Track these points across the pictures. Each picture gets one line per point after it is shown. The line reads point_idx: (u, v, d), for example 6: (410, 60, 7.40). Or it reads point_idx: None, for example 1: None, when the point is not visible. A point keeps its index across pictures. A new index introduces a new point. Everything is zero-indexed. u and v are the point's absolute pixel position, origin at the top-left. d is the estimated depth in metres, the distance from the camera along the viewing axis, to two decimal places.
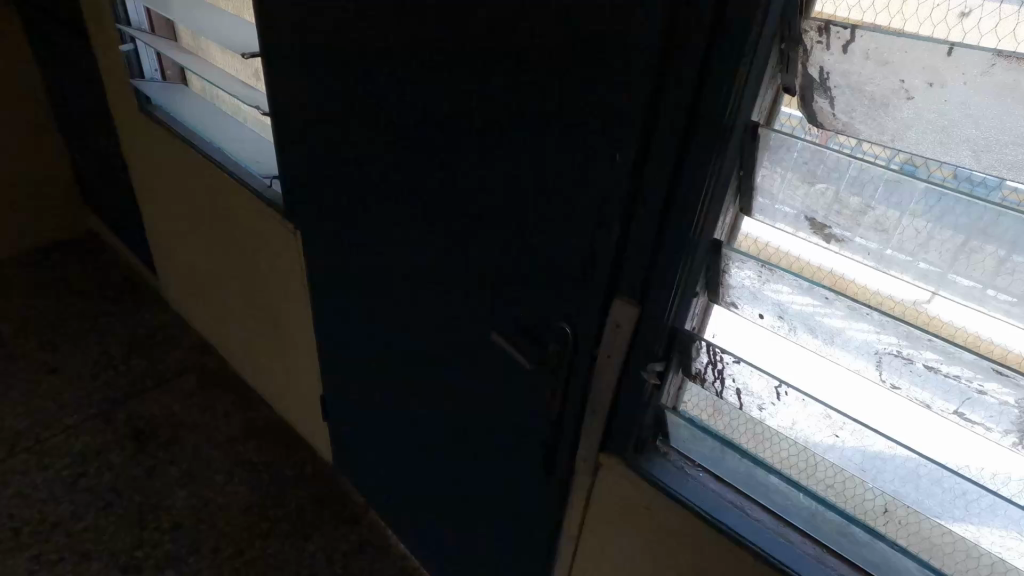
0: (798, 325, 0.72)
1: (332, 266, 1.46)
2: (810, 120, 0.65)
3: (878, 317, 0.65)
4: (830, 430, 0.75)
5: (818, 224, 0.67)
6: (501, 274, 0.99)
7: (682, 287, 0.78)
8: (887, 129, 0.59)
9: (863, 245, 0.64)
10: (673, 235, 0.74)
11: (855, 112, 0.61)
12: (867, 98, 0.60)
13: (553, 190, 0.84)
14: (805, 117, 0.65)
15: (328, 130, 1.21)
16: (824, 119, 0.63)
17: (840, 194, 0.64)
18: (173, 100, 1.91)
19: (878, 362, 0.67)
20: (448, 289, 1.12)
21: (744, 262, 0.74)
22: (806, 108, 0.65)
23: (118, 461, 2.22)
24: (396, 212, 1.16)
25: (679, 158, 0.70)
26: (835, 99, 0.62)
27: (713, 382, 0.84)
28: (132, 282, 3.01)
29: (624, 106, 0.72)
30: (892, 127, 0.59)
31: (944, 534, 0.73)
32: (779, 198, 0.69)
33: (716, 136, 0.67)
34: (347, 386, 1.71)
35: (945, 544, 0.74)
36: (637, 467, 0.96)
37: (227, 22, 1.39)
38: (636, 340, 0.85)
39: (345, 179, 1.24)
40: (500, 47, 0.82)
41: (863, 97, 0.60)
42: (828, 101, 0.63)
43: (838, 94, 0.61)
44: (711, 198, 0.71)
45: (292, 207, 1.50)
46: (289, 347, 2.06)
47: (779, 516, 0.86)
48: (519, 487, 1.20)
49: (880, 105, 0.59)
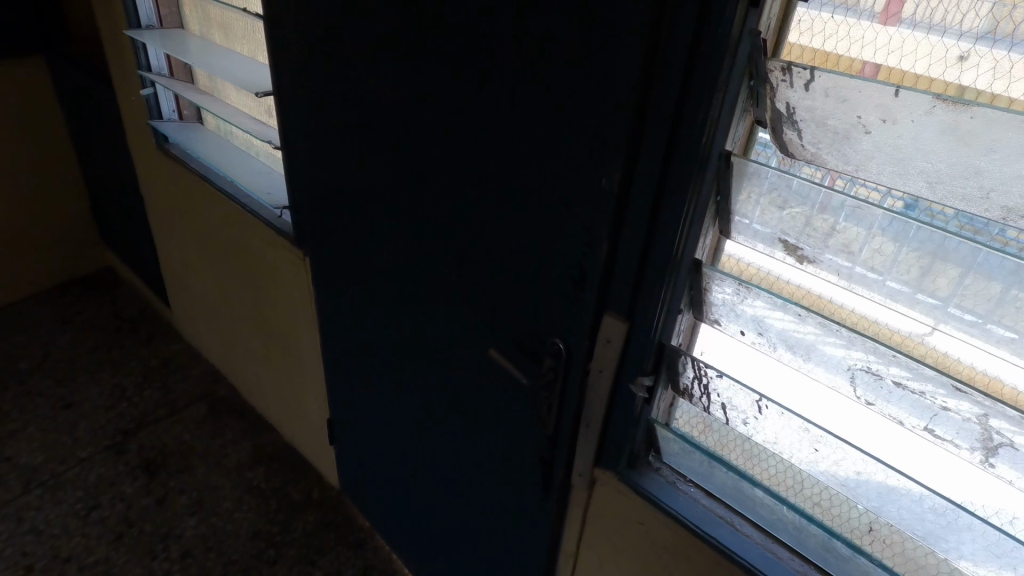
0: (777, 342, 0.76)
1: (338, 293, 1.51)
2: (781, 150, 0.70)
3: (847, 334, 0.69)
4: (811, 444, 0.78)
5: (791, 246, 0.71)
6: (498, 299, 1.03)
7: (667, 304, 0.82)
8: (849, 159, 0.64)
9: (834, 266, 0.69)
10: (656, 254, 0.79)
11: (821, 143, 0.65)
12: (830, 132, 0.64)
13: (545, 217, 0.89)
14: (777, 146, 0.70)
15: (334, 164, 1.28)
16: (793, 149, 0.68)
17: (808, 218, 0.69)
18: (189, 138, 2.01)
19: (852, 377, 0.71)
20: (449, 315, 1.16)
21: (724, 281, 0.78)
22: (777, 139, 0.70)
23: (130, 491, 2.25)
24: (399, 241, 1.21)
25: (659, 183, 0.75)
26: (803, 131, 0.67)
27: (699, 397, 0.87)
28: (146, 313, 3.10)
29: (607, 139, 0.77)
30: (854, 157, 0.64)
31: (924, 551, 0.75)
32: (756, 221, 0.74)
33: (692, 164, 0.71)
34: (353, 411, 1.75)
35: (926, 562, 0.76)
36: (630, 482, 0.99)
37: (242, 65, 1.48)
38: (625, 356, 0.89)
39: (351, 210, 1.30)
40: (494, 87, 0.88)
41: (826, 130, 0.64)
42: (796, 133, 0.67)
43: (803, 127, 0.66)
44: (691, 220, 0.75)
45: (301, 237, 1.57)
46: (297, 373, 2.10)
47: (767, 531, 0.90)
48: (520, 509, 1.22)
49: (842, 138, 0.64)
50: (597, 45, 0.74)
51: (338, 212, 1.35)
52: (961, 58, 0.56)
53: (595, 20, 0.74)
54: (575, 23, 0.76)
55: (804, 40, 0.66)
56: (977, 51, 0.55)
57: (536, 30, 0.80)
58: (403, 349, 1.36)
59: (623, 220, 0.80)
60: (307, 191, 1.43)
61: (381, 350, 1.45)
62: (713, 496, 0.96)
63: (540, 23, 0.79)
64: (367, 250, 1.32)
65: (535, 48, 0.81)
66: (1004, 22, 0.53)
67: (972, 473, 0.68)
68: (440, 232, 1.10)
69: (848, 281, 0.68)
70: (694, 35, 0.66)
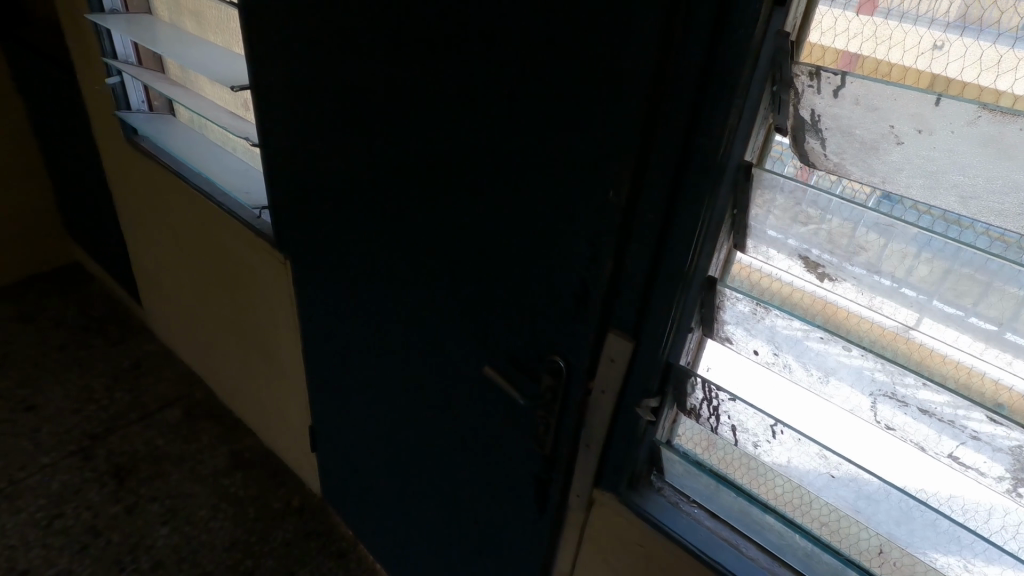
0: (793, 362, 0.72)
1: (321, 297, 1.44)
2: (801, 159, 0.65)
3: (873, 357, 0.65)
4: (825, 469, 0.75)
5: (812, 262, 0.67)
6: (494, 310, 0.97)
7: (677, 322, 0.77)
8: (876, 171, 0.60)
9: (857, 285, 0.64)
10: (666, 270, 0.74)
11: (846, 153, 0.61)
12: (857, 141, 0.60)
13: (545, 226, 0.84)
14: (796, 156, 0.66)
15: (317, 162, 1.21)
16: (815, 159, 0.64)
17: (833, 233, 0.65)
18: (160, 131, 1.90)
19: (874, 402, 0.67)
20: (441, 325, 1.10)
21: (738, 297, 0.74)
22: (797, 148, 0.65)
23: (98, 499, 2.14)
24: (387, 244, 1.14)
25: (670, 195, 0.70)
26: (826, 140, 0.62)
27: (707, 417, 0.83)
28: (117, 312, 2.96)
29: (614, 146, 0.72)
30: (882, 169, 0.59)
31: None
32: (773, 236, 0.69)
33: (707, 175, 0.67)
34: (336, 419, 1.68)
35: None
36: (631, 504, 0.95)
37: (216, 56, 1.40)
38: (630, 375, 0.84)
39: (334, 211, 1.23)
40: (489, 86, 0.82)
41: (853, 140, 0.60)
42: (819, 142, 0.63)
43: (829, 136, 0.62)
44: (705, 234, 0.70)
45: (280, 239, 1.49)
46: (277, 376, 2.02)
47: (775, 555, 0.86)
48: (512, 526, 1.17)
49: (870, 148, 0.59)
50: (605, 45, 0.69)
51: (322, 212, 1.28)
52: (941, 47, 0.54)
53: (602, 17, 0.68)
54: (578, 18, 0.70)
55: (825, 40, 0.61)
56: (1004, 52, 0.52)
57: (535, 26, 0.75)
58: (390, 356, 1.29)
59: (632, 233, 0.75)
60: (287, 189, 1.34)
61: (366, 356, 1.37)
62: (718, 517, 0.92)
63: (541, 18, 0.74)
64: (352, 252, 1.25)
65: (533, 45, 0.76)
66: (988, 11, 0.51)
67: (996, 503, 0.64)
68: (431, 237, 1.03)
69: (872, 299, 0.64)
70: (713, 36, 0.61)
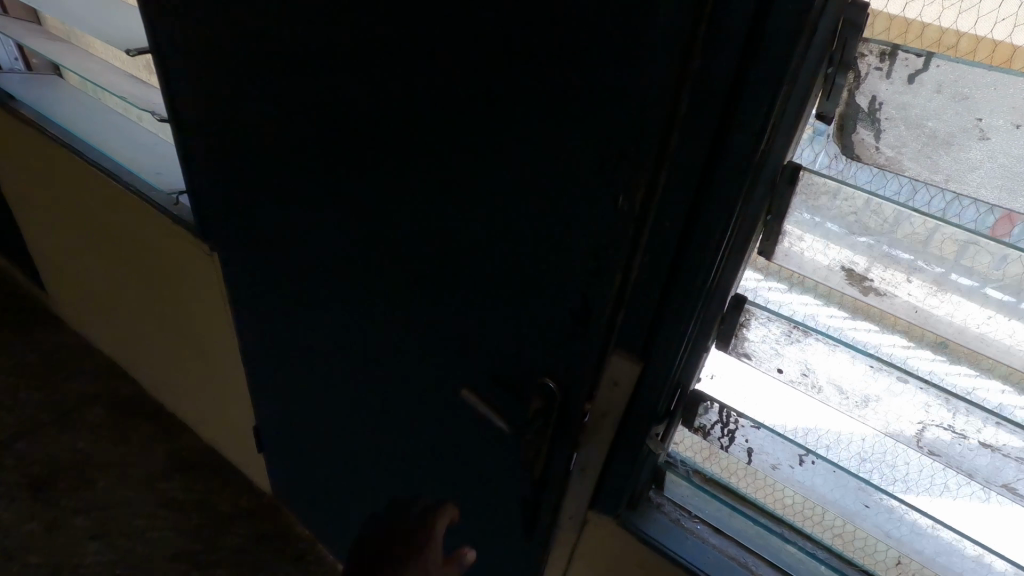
0: (826, 384, 0.64)
1: (261, 295, 1.25)
2: (843, 151, 0.57)
3: (939, 395, 0.58)
4: (860, 500, 0.70)
5: (857, 275, 0.59)
6: (472, 322, 0.84)
7: (693, 341, 0.67)
8: (941, 168, 0.52)
9: (911, 302, 0.57)
10: (684, 285, 0.64)
11: (907, 147, 0.52)
12: (926, 135, 0.51)
13: (535, 232, 0.70)
14: (838, 148, 0.57)
15: (245, 141, 1.00)
16: (862, 152, 0.55)
17: (888, 246, 0.56)
18: (44, 98, 1.58)
19: (920, 429, 0.61)
20: (407, 333, 0.95)
21: (769, 319, 0.64)
22: (842, 139, 0.56)
23: (11, 517, 1.89)
24: (337, 238, 0.97)
25: (696, 197, 0.59)
26: (884, 132, 0.53)
27: (719, 439, 0.76)
28: (20, 301, 2.60)
29: (624, 150, 0.57)
30: (947, 166, 0.51)
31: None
32: (812, 244, 0.60)
33: (742, 176, 0.56)
34: (287, 424, 1.51)
35: None
36: (632, 527, 0.87)
37: (103, 6, 1.12)
38: (635, 400, 0.74)
39: (273, 200, 1.04)
40: (459, 55, 0.65)
41: (922, 133, 0.51)
42: (873, 133, 0.54)
43: (888, 127, 0.53)
44: (735, 239, 0.61)
45: (206, 228, 1.27)
46: (214, 374, 1.80)
47: (786, 571, 0.82)
48: (492, 544, 1.07)
49: (943, 143, 0.51)
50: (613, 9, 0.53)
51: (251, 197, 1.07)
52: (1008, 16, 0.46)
53: None
54: None
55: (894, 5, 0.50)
56: None
57: None
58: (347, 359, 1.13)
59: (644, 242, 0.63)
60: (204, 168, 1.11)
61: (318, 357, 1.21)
62: (723, 533, 0.86)
63: None
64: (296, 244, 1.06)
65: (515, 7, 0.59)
66: None
67: None
68: (392, 236, 0.87)
69: (925, 318, 0.56)
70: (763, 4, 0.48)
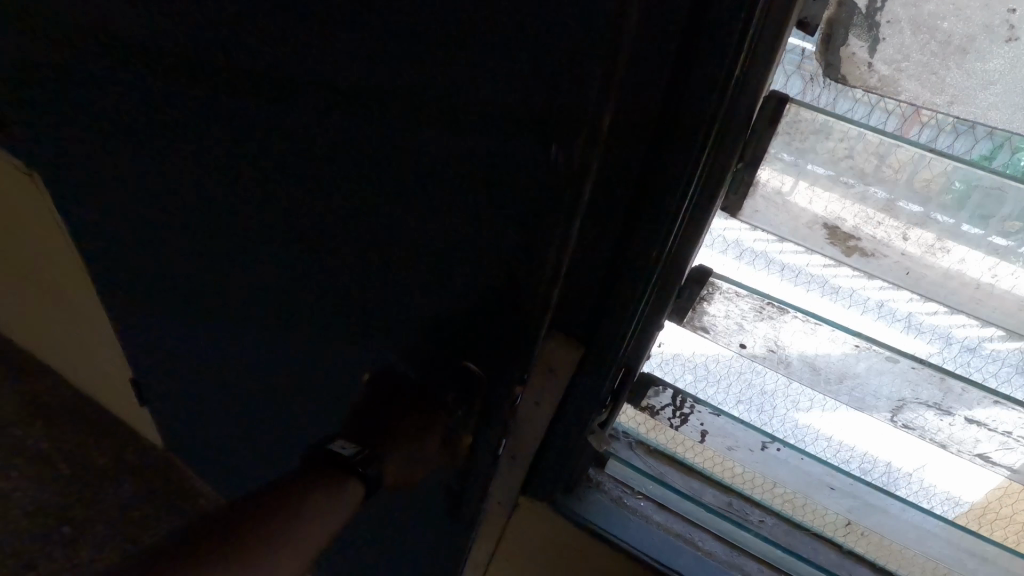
0: (795, 362, 0.54)
1: (133, 252, 1.02)
2: (825, 70, 0.43)
3: (924, 371, 0.49)
4: (825, 483, 0.61)
5: (841, 233, 0.47)
6: (379, 283, 0.67)
7: (645, 319, 0.54)
8: (946, 88, 0.40)
9: (903, 262, 0.46)
10: (635, 253, 0.49)
11: (911, 58, 0.40)
12: (939, 40, 0.39)
13: (449, 171, 0.53)
14: (821, 68, 0.43)
15: (90, 59, 0.79)
16: (851, 70, 0.42)
17: (889, 200, 0.45)
18: None
19: (899, 406, 0.52)
20: (301, 283, 0.77)
21: (741, 292, 0.52)
22: (827, 55, 0.42)
23: None
24: (208, 167, 0.76)
25: (653, 137, 0.44)
26: (883, 41, 0.40)
27: (670, 420, 0.65)
28: None
29: (560, 55, 0.42)
30: (958, 83, 0.40)
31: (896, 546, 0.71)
32: (795, 194, 0.47)
33: (714, 101, 0.41)
34: (169, 401, 1.28)
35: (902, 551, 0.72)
36: (571, 516, 0.76)
37: None
38: (574, 388, 0.61)
39: (137, 137, 0.84)
40: None
41: (933, 39, 0.39)
42: (868, 43, 0.41)
43: (888, 34, 0.40)
44: (703, 191, 0.46)
45: (55, 167, 1.03)
46: (68, 342, 1.47)
47: (731, 541, 0.78)
48: (409, 540, 0.93)
49: (957, 51, 0.39)
50: None
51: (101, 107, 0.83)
52: None
53: None
54: None
55: None
56: None
57: None
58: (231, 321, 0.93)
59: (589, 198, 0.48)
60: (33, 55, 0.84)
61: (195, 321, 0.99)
62: (666, 508, 0.80)
63: None
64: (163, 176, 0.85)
65: None
66: None
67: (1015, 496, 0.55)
68: (271, 169, 0.68)
69: (919, 282, 0.46)
70: None
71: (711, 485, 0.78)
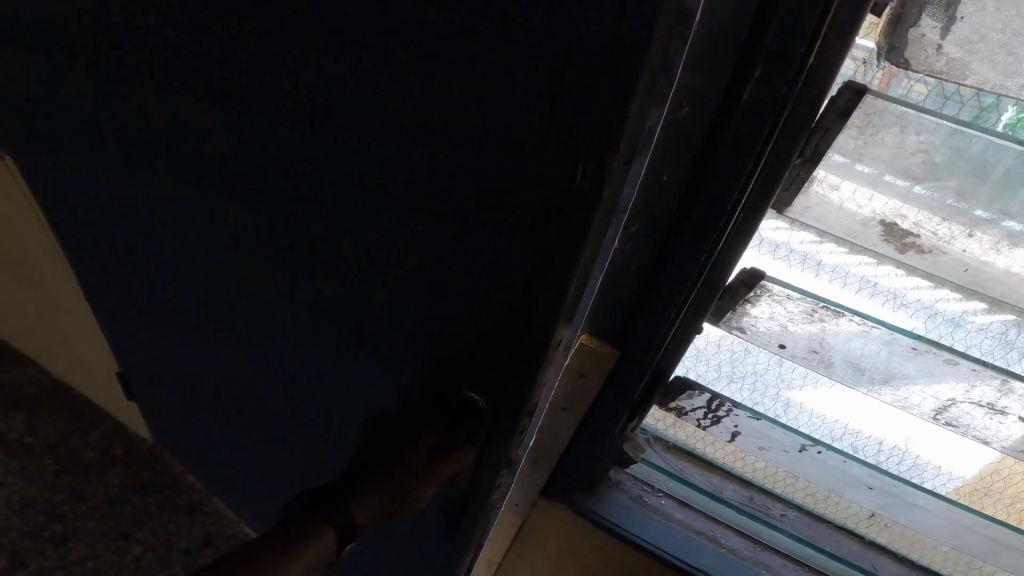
0: (839, 364, 0.51)
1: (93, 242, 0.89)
2: (889, 55, 0.38)
3: (979, 372, 0.47)
4: (861, 482, 0.60)
5: (899, 232, 0.44)
6: (353, 304, 0.55)
7: (683, 323, 0.51)
8: None
9: (965, 261, 0.44)
10: (681, 256, 0.46)
11: (991, 40, 0.36)
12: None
13: (438, 177, 0.40)
14: (884, 52, 0.38)
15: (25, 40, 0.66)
16: (921, 54, 0.38)
17: (955, 196, 0.42)
18: None
19: (947, 408, 0.50)
20: (271, 297, 0.65)
21: (789, 295, 0.49)
22: (893, 38, 0.38)
23: None
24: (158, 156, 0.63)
25: (709, 130, 0.40)
26: (960, 21, 0.36)
27: (700, 419, 0.64)
28: None
29: (592, 31, 0.29)
30: None
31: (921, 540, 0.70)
32: (852, 191, 0.43)
33: (778, 91, 0.37)
34: (155, 402, 1.21)
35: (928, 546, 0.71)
36: (591, 517, 0.74)
37: None
38: (603, 394, 0.58)
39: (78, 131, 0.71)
40: None
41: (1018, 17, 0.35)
42: (943, 25, 0.36)
43: (967, 12, 0.35)
44: (756, 190, 0.42)
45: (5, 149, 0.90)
46: (50, 337, 1.36)
47: (753, 537, 0.76)
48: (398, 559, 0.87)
49: None
50: None
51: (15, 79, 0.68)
52: None
53: None
54: None
55: None
56: None
57: None
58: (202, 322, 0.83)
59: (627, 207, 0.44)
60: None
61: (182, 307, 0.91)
62: (687, 505, 0.78)
63: None
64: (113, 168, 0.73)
65: None
66: None
67: None
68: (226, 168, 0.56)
69: (980, 281, 0.44)
70: None
71: (733, 481, 0.77)
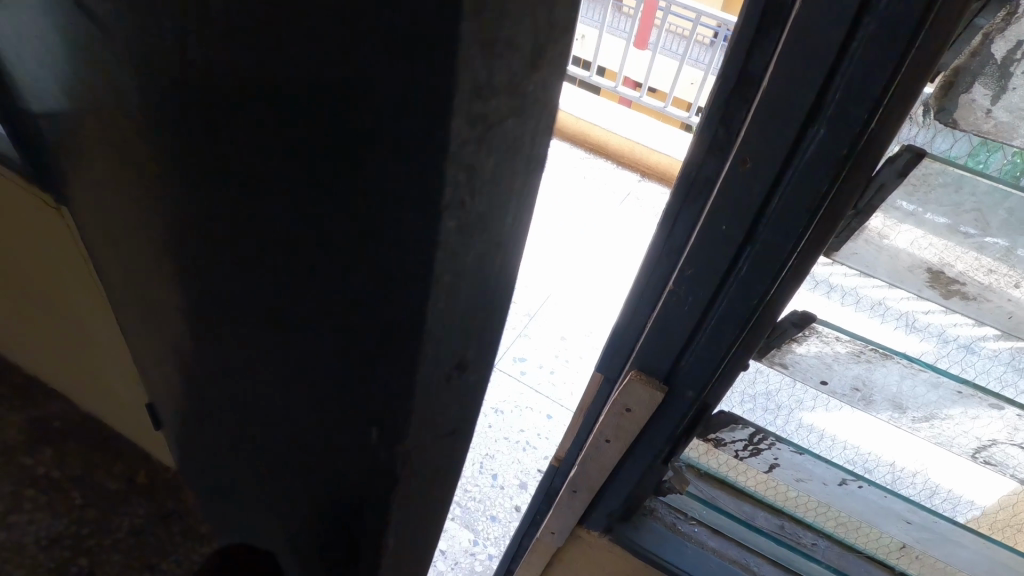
0: (880, 401, 0.53)
1: None
2: (939, 118, 0.40)
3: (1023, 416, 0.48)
4: (900, 516, 0.61)
5: (946, 281, 0.46)
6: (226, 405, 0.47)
7: (730, 361, 0.54)
8: None
9: (1014, 311, 0.45)
10: (734, 299, 0.49)
11: None
12: None
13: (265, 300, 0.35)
14: (936, 115, 0.40)
15: None
16: (974, 119, 0.39)
17: (1006, 249, 0.43)
18: None
19: (988, 447, 0.52)
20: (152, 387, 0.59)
21: (838, 337, 0.50)
22: (946, 104, 0.39)
23: None
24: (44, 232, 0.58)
25: (770, 186, 0.43)
26: (1013, 91, 0.37)
27: (739, 451, 0.65)
28: None
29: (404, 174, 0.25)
30: None
31: None
32: (901, 240, 0.45)
33: (839, 154, 0.39)
34: None
35: None
36: (625, 542, 0.77)
37: None
38: (649, 426, 0.60)
39: None
40: None
41: None
42: (996, 94, 0.38)
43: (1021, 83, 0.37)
44: (811, 242, 0.44)
45: None
46: None
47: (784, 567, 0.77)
48: None
49: None
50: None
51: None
52: None
53: None
54: None
55: None
56: None
57: None
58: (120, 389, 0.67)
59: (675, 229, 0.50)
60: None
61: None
62: (720, 534, 0.79)
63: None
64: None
65: None
66: None
67: None
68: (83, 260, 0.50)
69: None
70: None
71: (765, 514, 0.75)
